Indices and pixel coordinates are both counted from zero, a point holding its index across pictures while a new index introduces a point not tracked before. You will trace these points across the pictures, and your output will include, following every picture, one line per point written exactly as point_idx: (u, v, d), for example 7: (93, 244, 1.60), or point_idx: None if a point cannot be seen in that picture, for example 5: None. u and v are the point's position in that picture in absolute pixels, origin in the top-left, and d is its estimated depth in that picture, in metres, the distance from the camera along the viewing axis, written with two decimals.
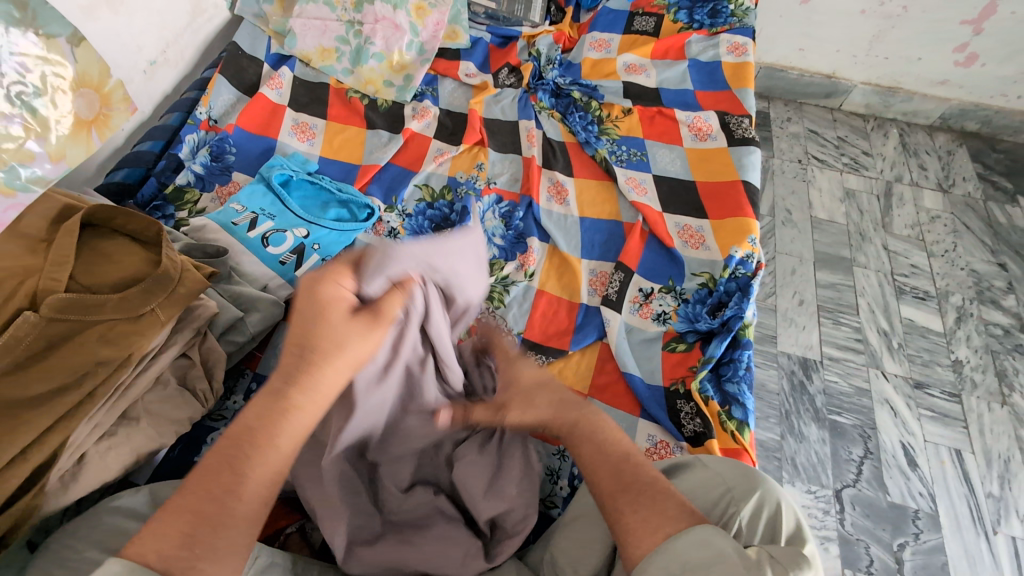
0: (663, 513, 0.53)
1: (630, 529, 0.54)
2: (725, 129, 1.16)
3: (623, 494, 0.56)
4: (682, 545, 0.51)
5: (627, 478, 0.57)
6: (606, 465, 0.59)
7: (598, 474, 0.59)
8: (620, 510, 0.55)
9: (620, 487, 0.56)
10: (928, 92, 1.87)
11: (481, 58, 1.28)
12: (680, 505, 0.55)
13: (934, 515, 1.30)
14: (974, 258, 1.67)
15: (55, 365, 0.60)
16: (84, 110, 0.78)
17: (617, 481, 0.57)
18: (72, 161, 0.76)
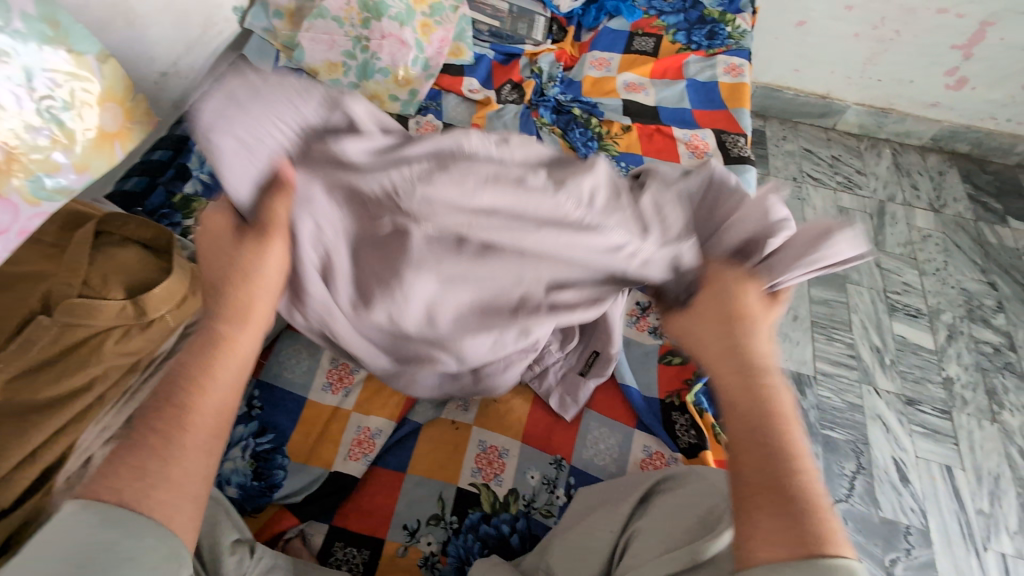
0: (795, 531, 0.44)
1: (747, 531, 0.46)
2: (722, 148, 1.19)
3: (763, 491, 0.47)
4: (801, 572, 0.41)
5: (777, 478, 0.47)
6: (756, 444, 0.49)
7: (746, 453, 0.50)
8: (753, 506, 0.47)
9: (764, 483, 0.47)
10: (920, 114, 1.92)
11: (484, 75, 1.32)
12: (824, 530, 0.44)
13: (925, 531, 1.31)
14: (965, 277, 1.70)
15: (65, 369, 0.62)
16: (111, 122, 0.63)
17: (762, 474, 0.48)
18: (96, 172, 0.63)
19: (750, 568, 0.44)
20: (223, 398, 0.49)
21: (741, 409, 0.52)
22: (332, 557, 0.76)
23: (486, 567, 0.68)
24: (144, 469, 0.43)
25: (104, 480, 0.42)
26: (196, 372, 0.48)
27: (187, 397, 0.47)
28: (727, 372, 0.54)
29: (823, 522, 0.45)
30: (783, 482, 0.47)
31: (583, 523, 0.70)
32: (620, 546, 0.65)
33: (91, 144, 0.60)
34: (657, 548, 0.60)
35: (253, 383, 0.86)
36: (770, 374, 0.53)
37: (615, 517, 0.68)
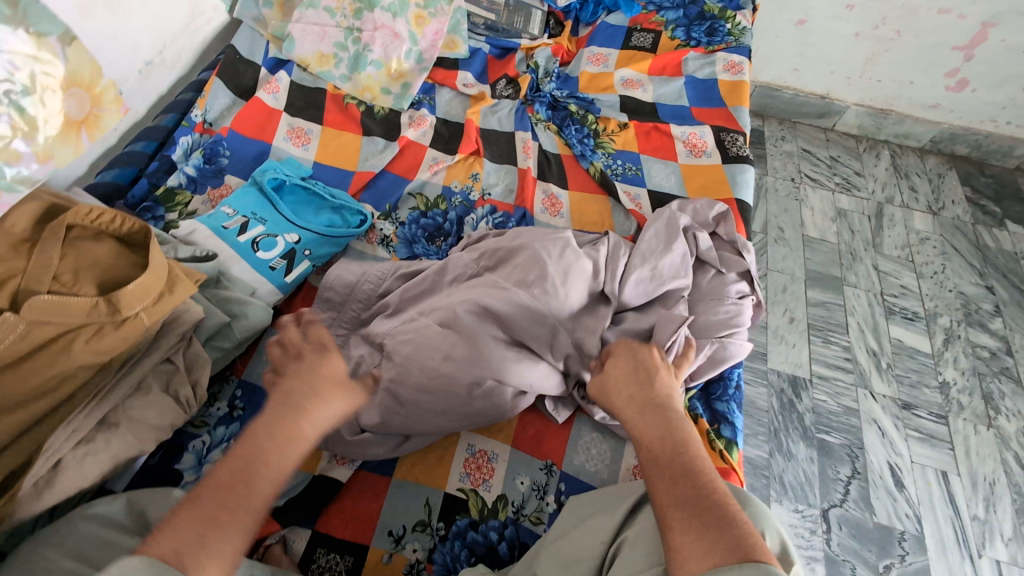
0: (715, 540, 0.50)
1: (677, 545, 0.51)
2: (720, 147, 1.17)
3: (682, 507, 0.54)
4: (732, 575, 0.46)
5: (693, 494, 0.55)
6: (666, 468, 0.58)
7: (661, 477, 0.58)
8: (681, 523, 0.53)
9: (679, 498, 0.55)
10: (920, 116, 1.90)
11: (479, 68, 1.29)
12: (744, 534, 0.50)
13: (920, 537, 1.30)
14: (963, 281, 1.69)
15: (34, 369, 0.59)
16: (75, 111, 0.60)
17: (678, 493, 0.55)
18: (62, 163, 0.59)
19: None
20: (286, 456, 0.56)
21: (655, 443, 0.62)
22: (314, 564, 0.74)
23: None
24: (206, 539, 0.48)
25: (171, 536, 0.47)
26: (269, 440, 0.55)
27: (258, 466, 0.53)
28: (643, 418, 0.65)
29: (743, 528, 0.51)
30: (695, 495, 0.54)
31: (571, 534, 0.67)
32: (610, 554, 0.63)
33: (54, 133, 0.57)
34: (646, 558, 0.58)
35: (235, 383, 0.83)
36: (673, 414, 0.65)
37: (605, 526, 0.65)
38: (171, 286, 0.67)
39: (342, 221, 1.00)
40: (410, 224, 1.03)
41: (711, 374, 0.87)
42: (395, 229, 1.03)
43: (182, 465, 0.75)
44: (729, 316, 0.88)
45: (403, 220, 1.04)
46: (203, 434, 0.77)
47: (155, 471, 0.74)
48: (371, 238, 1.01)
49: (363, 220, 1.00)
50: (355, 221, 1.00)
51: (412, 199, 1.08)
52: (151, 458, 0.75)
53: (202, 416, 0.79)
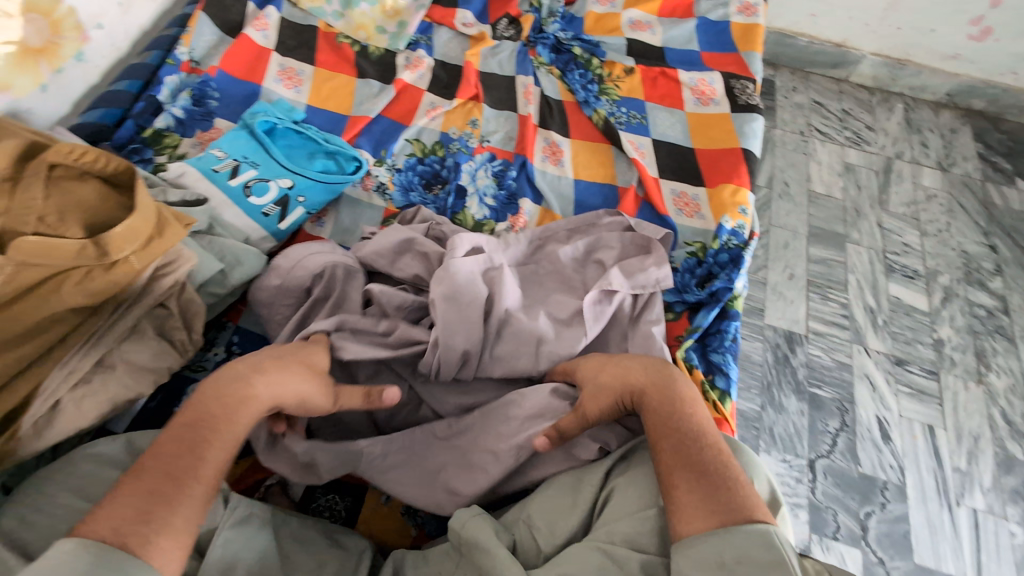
0: (722, 503, 0.55)
1: (686, 503, 0.55)
2: (730, 95, 1.12)
3: (684, 469, 0.58)
4: (739, 535, 0.52)
5: (699, 458, 0.58)
6: (671, 431, 0.61)
7: (665, 441, 0.61)
8: (689, 485, 0.56)
9: (683, 460, 0.58)
10: (938, 67, 1.83)
11: (479, 6, 1.21)
12: (746, 495, 0.56)
13: (902, 487, 1.34)
14: (966, 239, 1.67)
15: (26, 311, 0.60)
16: (32, 38, 0.81)
17: (678, 456, 0.59)
18: (22, 88, 0.82)
19: (680, 539, 0.54)
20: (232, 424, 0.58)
21: (655, 403, 0.65)
22: (314, 503, 0.78)
23: (467, 513, 0.66)
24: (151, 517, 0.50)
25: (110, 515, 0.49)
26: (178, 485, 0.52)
27: (219, 420, 0.57)
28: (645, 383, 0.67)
29: (745, 489, 0.56)
30: (698, 456, 0.59)
31: (567, 473, 0.70)
32: (602, 499, 0.65)
33: (9, 60, 0.79)
34: (635, 503, 0.62)
35: (232, 330, 0.83)
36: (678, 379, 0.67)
37: (595, 471, 0.67)
38: (160, 231, 0.67)
39: (337, 167, 0.98)
40: (407, 171, 1.01)
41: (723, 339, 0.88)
42: (391, 176, 1.00)
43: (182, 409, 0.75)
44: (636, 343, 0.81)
45: (399, 166, 1.01)
46: (201, 379, 0.78)
47: (156, 414, 0.74)
48: (366, 185, 0.99)
49: (360, 166, 0.97)
50: (350, 168, 0.97)
51: (409, 145, 1.04)
52: (151, 402, 0.75)
53: (200, 361, 0.79)
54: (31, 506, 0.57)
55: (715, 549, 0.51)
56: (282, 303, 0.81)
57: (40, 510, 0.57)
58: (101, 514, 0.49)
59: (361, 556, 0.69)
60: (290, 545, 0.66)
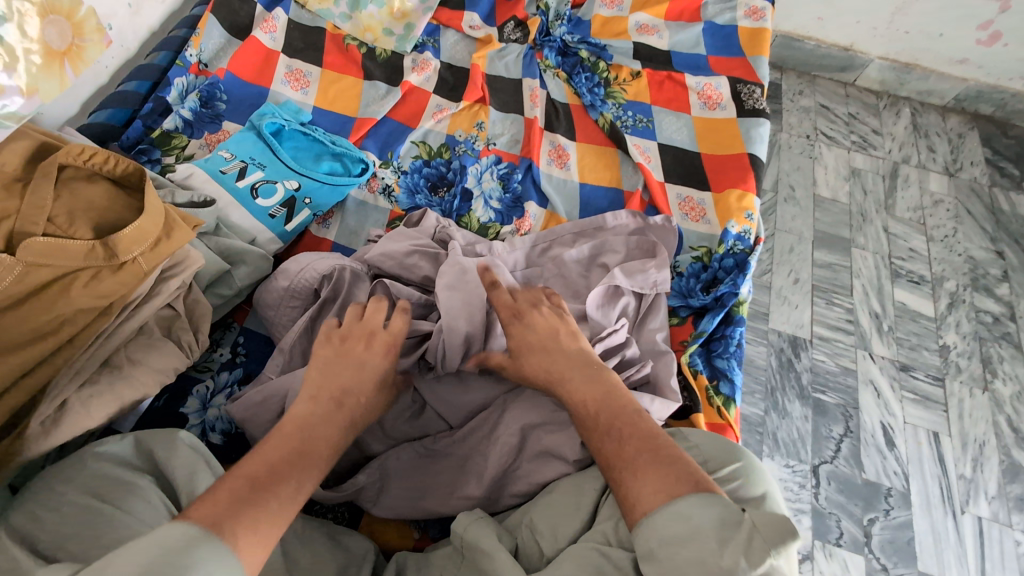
0: (647, 488, 0.55)
1: (624, 497, 0.56)
2: (736, 99, 1.12)
3: (613, 465, 0.59)
4: (659, 519, 0.52)
5: (631, 449, 0.58)
6: (600, 430, 0.62)
7: (603, 438, 0.62)
8: (621, 478, 0.57)
9: (611, 456, 0.59)
10: (946, 71, 1.82)
11: (486, 9, 1.21)
12: (678, 472, 0.55)
13: (906, 493, 1.34)
14: (973, 245, 1.66)
15: (34, 312, 0.60)
16: (56, 40, 0.71)
17: (607, 453, 0.60)
18: (49, 93, 0.71)
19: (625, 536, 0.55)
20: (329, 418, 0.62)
21: (590, 404, 0.65)
22: (318, 504, 0.78)
23: (469, 516, 0.67)
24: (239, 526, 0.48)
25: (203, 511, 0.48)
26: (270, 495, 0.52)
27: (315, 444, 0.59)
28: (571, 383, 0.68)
29: (680, 466, 0.56)
30: (624, 446, 0.59)
31: (570, 476, 0.70)
32: (603, 500, 0.65)
33: (39, 64, 0.68)
34: None
35: (238, 330, 0.83)
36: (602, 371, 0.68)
37: (599, 474, 0.67)
38: (168, 232, 0.68)
39: (343, 169, 0.98)
40: (413, 173, 1.01)
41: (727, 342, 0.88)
42: (397, 178, 1.00)
43: (188, 409, 0.75)
44: (643, 351, 0.82)
45: (406, 168, 1.02)
46: (206, 379, 0.78)
47: (161, 414, 0.75)
48: (372, 187, 1.00)
49: (366, 168, 0.98)
50: (356, 170, 0.98)
51: (415, 147, 1.04)
52: (157, 402, 0.76)
53: (205, 362, 0.80)
54: (40, 505, 0.57)
55: (642, 538, 0.52)
56: (290, 305, 0.81)
57: (50, 508, 0.57)
58: (204, 502, 0.49)
59: (364, 558, 0.69)
60: (294, 545, 0.67)
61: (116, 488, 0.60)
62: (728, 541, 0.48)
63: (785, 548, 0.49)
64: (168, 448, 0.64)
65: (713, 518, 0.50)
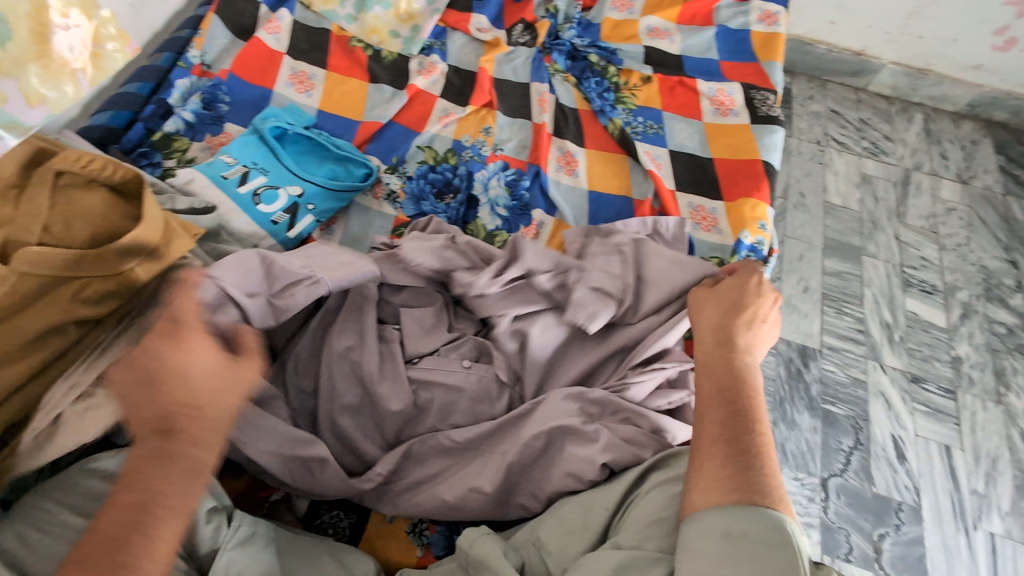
0: (745, 483, 0.56)
1: (711, 476, 0.57)
2: (750, 105, 1.09)
3: (722, 442, 0.60)
4: (745, 514, 0.53)
5: (740, 441, 0.59)
6: (723, 406, 0.63)
7: (714, 415, 0.62)
8: (721, 455, 0.59)
9: (725, 435, 0.60)
10: (960, 77, 1.79)
11: (494, 11, 1.19)
12: (770, 487, 0.56)
13: (917, 508, 1.31)
14: (986, 254, 1.63)
15: (25, 323, 0.59)
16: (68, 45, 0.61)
17: (722, 430, 0.61)
18: (58, 106, 0.60)
19: (697, 508, 0.56)
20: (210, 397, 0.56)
21: (710, 385, 0.66)
22: (318, 520, 0.76)
23: (474, 534, 0.64)
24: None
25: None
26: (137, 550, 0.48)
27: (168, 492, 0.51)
28: (716, 356, 0.69)
29: (771, 483, 0.57)
30: (742, 435, 0.60)
31: (578, 495, 0.67)
32: (615, 520, 0.63)
33: (43, 72, 0.57)
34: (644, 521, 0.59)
35: None
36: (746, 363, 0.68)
37: (610, 495, 0.65)
38: (168, 241, 0.67)
39: (347, 174, 0.96)
40: (418, 179, 0.98)
41: None
42: (402, 184, 0.98)
43: None
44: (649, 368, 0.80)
45: (411, 173, 0.99)
46: None
47: None
48: (377, 192, 0.97)
49: (369, 174, 0.96)
50: (361, 175, 0.96)
51: (421, 152, 1.02)
52: None
53: None
54: (31, 523, 0.55)
55: (717, 519, 0.53)
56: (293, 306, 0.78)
57: (41, 527, 0.55)
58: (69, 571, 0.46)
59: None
60: (293, 565, 0.65)
61: None
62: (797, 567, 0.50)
63: None
64: None
65: (794, 545, 0.52)
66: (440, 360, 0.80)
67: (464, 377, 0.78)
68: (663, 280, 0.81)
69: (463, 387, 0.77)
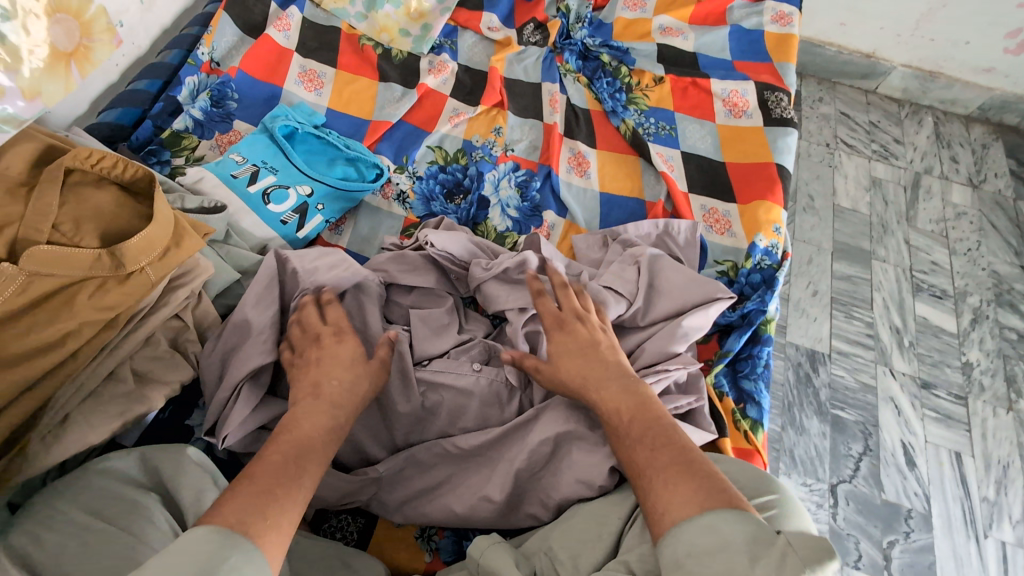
0: (679, 498, 0.52)
1: (653, 510, 0.53)
2: (763, 107, 1.08)
3: (647, 476, 0.56)
4: (689, 529, 0.49)
5: (661, 463, 0.56)
6: (633, 442, 0.60)
7: (632, 452, 0.59)
8: (649, 490, 0.55)
9: (648, 466, 0.57)
10: (971, 80, 1.77)
11: (505, 10, 1.18)
12: (705, 487, 0.52)
13: (927, 516, 1.29)
14: (997, 259, 1.61)
15: (35, 324, 0.58)
16: (62, 40, 0.69)
17: (642, 462, 0.58)
18: (50, 97, 0.68)
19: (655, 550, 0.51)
20: (354, 385, 0.66)
21: (624, 412, 0.63)
22: (326, 524, 0.75)
23: (486, 542, 0.64)
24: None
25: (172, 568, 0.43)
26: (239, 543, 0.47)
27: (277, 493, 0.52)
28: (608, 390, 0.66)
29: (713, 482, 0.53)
30: (659, 454, 0.57)
31: (592, 504, 0.66)
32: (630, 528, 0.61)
33: (42, 68, 0.66)
34: None
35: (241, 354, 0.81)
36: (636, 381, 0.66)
37: (624, 503, 0.64)
38: (178, 241, 0.66)
39: (357, 174, 0.95)
40: (428, 179, 0.98)
41: (749, 360, 0.85)
42: (412, 184, 0.97)
43: (193, 422, 0.73)
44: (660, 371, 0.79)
45: (421, 174, 0.99)
46: None
47: (167, 426, 0.72)
48: (386, 193, 0.97)
49: (380, 174, 0.95)
50: (371, 175, 0.95)
51: (431, 152, 1.01)
52: (162, 413, 0.73)
53: None
54: (42, 523, 0.54)
55: (668, 549, 0.49)
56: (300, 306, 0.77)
57: (51, 527, 0.54)
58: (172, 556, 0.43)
59: None
60: (302, 570, 0.64)
61: (120, 507, 0.57)
62: (761, 559, 0.45)
63: (822, 568, 0.44)
64: (176, 464, 0.61)
65: (745, 531, 0.47)
66: (450, 362, 0.78)
67: (475, 380, 0.76)
68: (674, 289, 0.80)
69: (473, 390, 0.75)
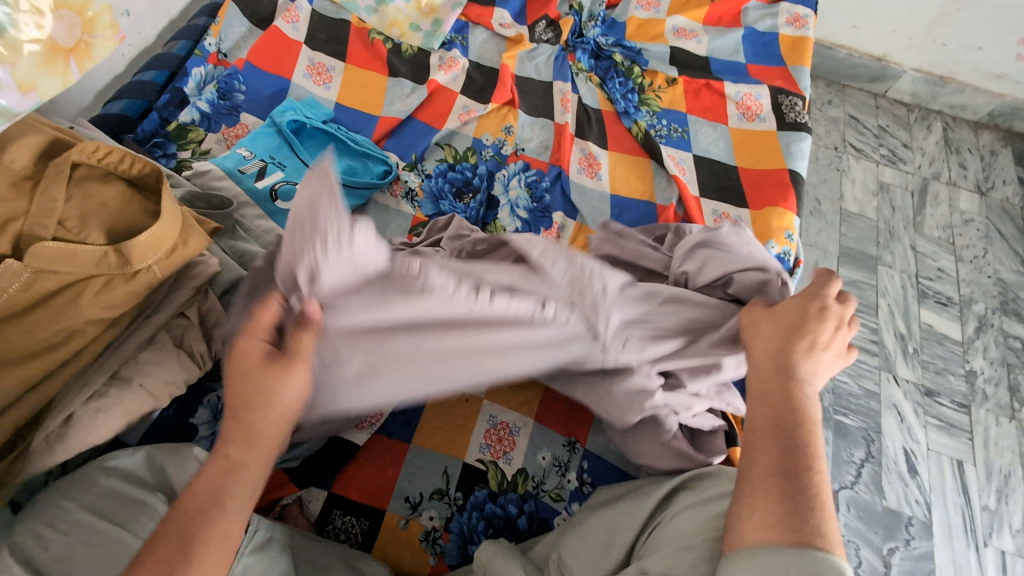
0: (800, 519, 0.47)
1: (760, 509, 0.49)
2: (777, 111, 1.07)
3: (775, 477, 0.50)
4: (804, 554, 0.45)
5: (799, 476, 0.50)
6: (776, 435, 0.53)
7: (768, 443, 0.53)
8: (767, 488, 0.50)
9: (782, 467, 0.51)
10: (982, 86, 1.76)
11: (517, 6, 1.16)
12: (827, 525, 0.47)
13: (928, 524, 1.29)
14: (1004, 267, 1.61)
15: (40, 322, 0.57)
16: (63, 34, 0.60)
17: (777, 463, 0.51)
18: (49, 92, 0.60)
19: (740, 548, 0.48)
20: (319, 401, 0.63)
21: (778, 406, 0.55)
22: (330, 526, 0.74)
23: (492, 552, 0.63)
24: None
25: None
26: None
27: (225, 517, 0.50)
28: (771, 380, 0.57)
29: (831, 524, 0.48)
30: (797, 466, 0.51)
31: (604, 513, 0.65)
32: (643, 538, 0.60)
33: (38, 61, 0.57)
34: (682, 535, 0.56)
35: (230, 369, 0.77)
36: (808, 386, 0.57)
37: (637, 513, 0.62)
38: (185, 239, 0.64)
39: (365, 170, 0.94)
40: (437, 177, 0.96)
41: None
42: (421, 181, 0.96)
43: (197, 420, 0.72)
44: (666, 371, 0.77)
45: (429, 172, 0.97)
46: (218, 389, 0.74)
47: (171, 424, 0.71)
48: (395, 190, 0.95)
49: (388, 171, 0.94)
50: (380, 173, 0.94)
51: (440, 150, 1.00)
52: (166, 411, 0.72)
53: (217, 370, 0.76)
54: (43, 522, 0.53)
55: (767, 558, 0.45)
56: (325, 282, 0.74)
57: (51, 527, 0.53)
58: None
59: None
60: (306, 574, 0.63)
61: (123, 508, 0.56)
62: None
63: None
64: None
65: None
66: None
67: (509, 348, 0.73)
68: None
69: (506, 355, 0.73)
